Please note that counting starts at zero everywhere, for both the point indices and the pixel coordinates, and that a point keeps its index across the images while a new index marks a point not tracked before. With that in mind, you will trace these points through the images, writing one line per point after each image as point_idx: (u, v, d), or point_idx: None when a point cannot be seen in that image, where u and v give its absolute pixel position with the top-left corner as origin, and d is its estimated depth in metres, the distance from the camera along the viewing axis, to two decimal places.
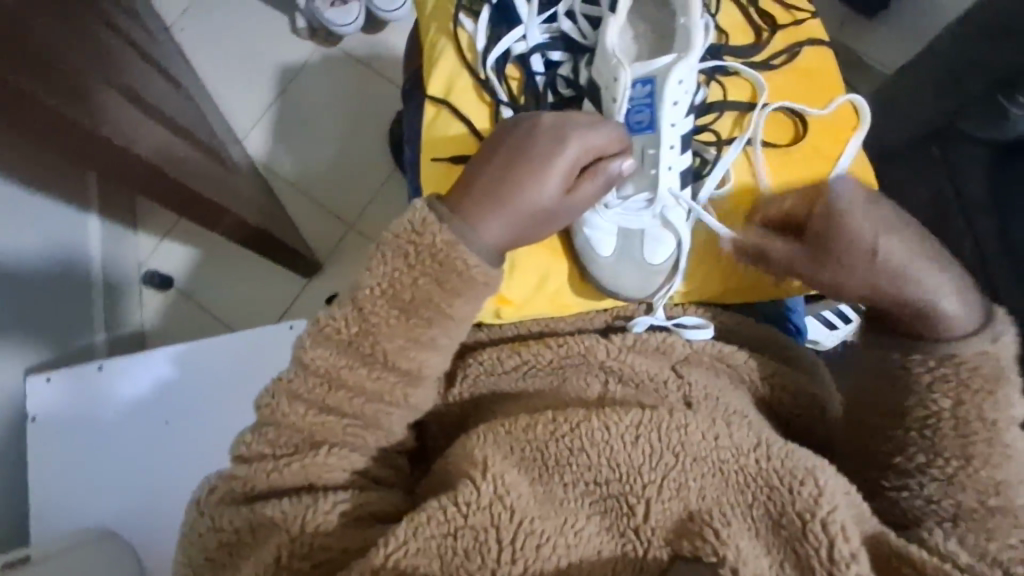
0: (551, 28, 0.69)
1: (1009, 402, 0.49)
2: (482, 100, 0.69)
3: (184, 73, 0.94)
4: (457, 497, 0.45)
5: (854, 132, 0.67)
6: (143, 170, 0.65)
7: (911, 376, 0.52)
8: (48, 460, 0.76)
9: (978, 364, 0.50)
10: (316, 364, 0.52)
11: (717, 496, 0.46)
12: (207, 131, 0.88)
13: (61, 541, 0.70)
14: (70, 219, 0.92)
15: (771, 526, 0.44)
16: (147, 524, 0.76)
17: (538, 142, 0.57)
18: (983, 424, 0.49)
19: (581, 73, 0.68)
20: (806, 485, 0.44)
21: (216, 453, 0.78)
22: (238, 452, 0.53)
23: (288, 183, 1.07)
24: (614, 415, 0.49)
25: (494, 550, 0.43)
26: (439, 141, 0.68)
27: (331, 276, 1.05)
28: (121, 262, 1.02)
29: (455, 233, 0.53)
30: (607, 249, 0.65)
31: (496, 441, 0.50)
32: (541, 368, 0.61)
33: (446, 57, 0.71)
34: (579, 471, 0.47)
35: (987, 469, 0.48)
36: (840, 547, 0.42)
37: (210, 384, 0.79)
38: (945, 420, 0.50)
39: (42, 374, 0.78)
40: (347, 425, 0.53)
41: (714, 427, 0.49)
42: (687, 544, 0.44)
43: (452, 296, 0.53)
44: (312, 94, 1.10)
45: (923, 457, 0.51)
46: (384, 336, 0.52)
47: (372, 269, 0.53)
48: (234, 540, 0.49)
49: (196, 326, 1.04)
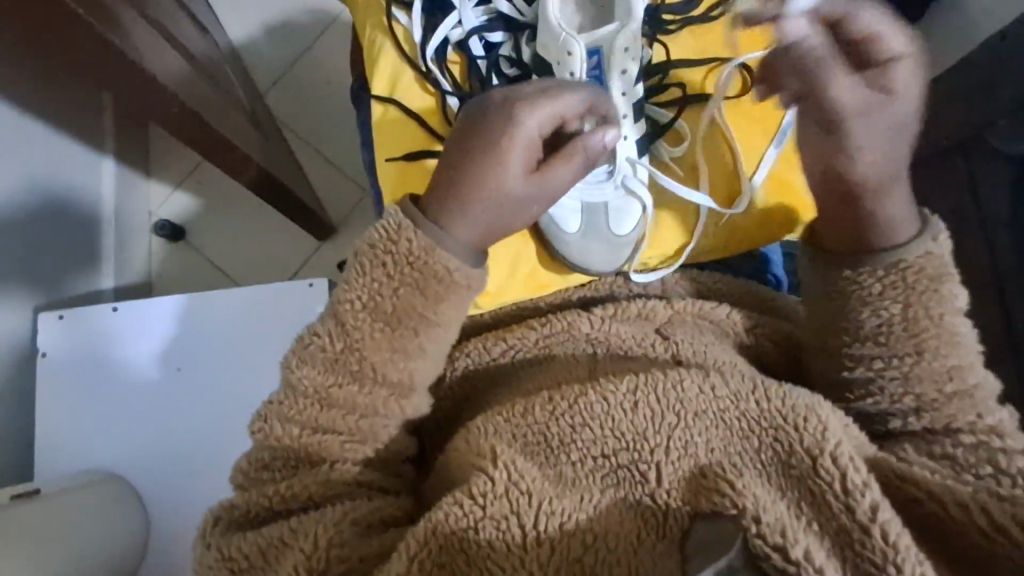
0: (487, 10, 0.71)
1: (951, 294, 0.52)
2: (426, 92, 0.69)
3: (207, 14, 0.94)
4: (472, 491, 0.46)
5: None
6: (176, 109, 0.67)
7: (863, 290, 0.54)
8: (57, 400, 0.77)
9: (922, 267, 0.52)
10: (306, 386, 0.53)
11: (724, 447, 0.46)
12: (226, 73, 0.87)
13: (70, 480, 0.72)
14: (84, 160, 0.92)
15: (782, 468, 0.45)
16: (153, 472, 0.77)
17: (495, 127, 0.55)
18: (930, 319, 0.52)
19: (522, 50, 0.70)
20: (810, 421, 0.45)
21: (224, 403, 0.77)
22: (235, 480, 0.54)
23: (292, 129, 1.08)
24: (610, 386, 0.50)
25: (517, 534, 0.44)
26: (389, 139, 0.68)
27: (345, 240, 1.05)
28: (131, 208, 1.01)
29: (430, 237, 0.53)
30: (572, 226, 0.66)
31: (497, 430, 0.51)
32: (528, 350, 0.62)
33: (384, 54, 0.70)
34: (583, 447, 0.48)
35: (940, 358, 0.51)
36: (852, 477, 0.42)
37: (205, 338, 0.78)
38: (897, 324, 0.52)
39: (56, 312, 0.79)
40: (344, 441, 0.53)
41: (707, 379, 0.50)
42: (705, 500, 0.43)
43: (437, 302, 0.54)
44: (329, 56, 1.09)
45: (881, 363, 0.53)
46: (368, 350, 0.53)
47: (353, 281, 0.54)
48: (245, 566, 0.48)
49: (203, 279, 1.04)
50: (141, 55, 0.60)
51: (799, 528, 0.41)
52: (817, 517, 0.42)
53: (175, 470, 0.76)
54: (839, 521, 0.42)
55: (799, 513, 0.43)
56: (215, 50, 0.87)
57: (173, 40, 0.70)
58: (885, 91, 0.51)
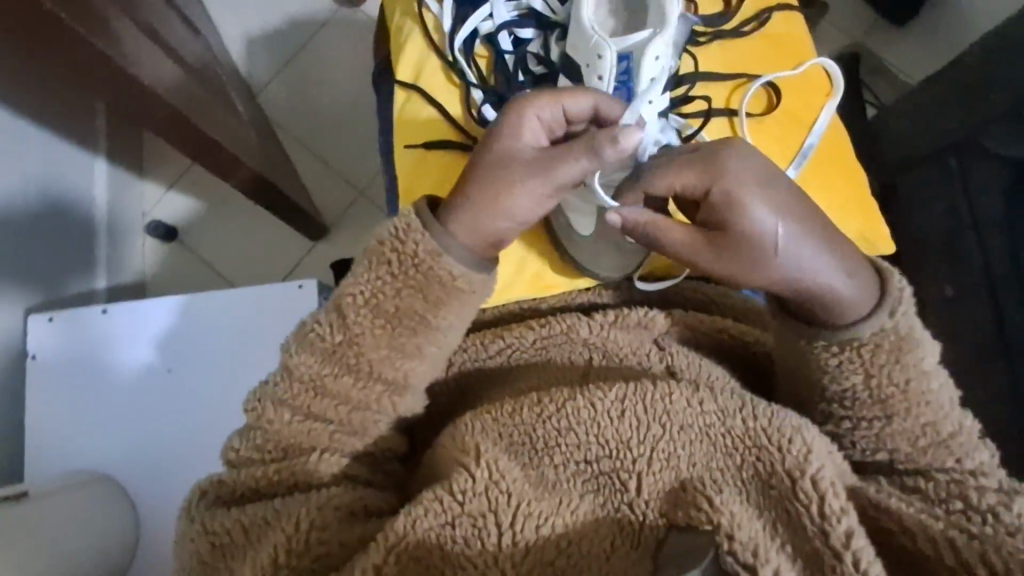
0: (519, 6, 0.69)
1: (920, 357, 0.48)
2: (450, 81, 0.68)
3: (201, 16, 0.94)
4: (452, 487, 0.45)
5: (828, 98, 0.68)
6: (165, 112, 0.67)
7: (821, 360, 0.49)
8: (46, 401, 0.77)
9: (877, 344, 0.48)
10: (302, 371, 0.52)
11: (706, 462, 0.45)
12: (219, 76, 0.87)
13: (60, 481, 0.72)
14: (77, 161, 0.93)
15: (760, 488, 0.44)
16: (142, 474, 0.77)
17: (498, 125, 0.53)
18: (898, 389, 0.48)
19: (551, 49, 0.67)
20: (794, 444, 0.45)
21: (213, 407, 0.78)
22: (227, 457, 0.53)
23: (286, 131, 1.08)
24: (599, 392, 0.49)
25: (493, 535, 0.43)
26: (410, 128, 0.68)
27: (332, 245, 1.05)
28: (124, 209, 1.02)
29: (437, 242, 0.51)
30: (585, 228, 0.63)
31: (484, 428, 0.49)
32: (525, 351, 0.59)
33: (412, 41, 0.70)
34: (567, 451, 0.47)
35: (912, 417, 0.49)
36: (830, 502, 0.42)
37: (195, 344, 0.78)
38: (861, 391, 0.49)
39: (46, 314, 0.79)
40: (334, 432, 0.52)
41: (697, 394, 0.48)
42: (682, 514, 0.43)
43: (436, 306, 0.52)
44: (328, 54, 1.09)
45: (850, 423, 0.50)
46: (368, 346, 0.52)
47: (358, 275, 0.52)
48: (226, 541, 0.48)
49: (197, 279, 1.04)
50: (130, 60, 0.60)
51: (773, 550, 0.41)
52: (790, 538, 0.42)
53: (162, 472, 0.77)
54: (811, 544, 0.42)
55: (774, 533, 0.42)
56: (209, 53, 0.87)
57: (163, 43, 0.70)
58: (732, 227, 0.46)
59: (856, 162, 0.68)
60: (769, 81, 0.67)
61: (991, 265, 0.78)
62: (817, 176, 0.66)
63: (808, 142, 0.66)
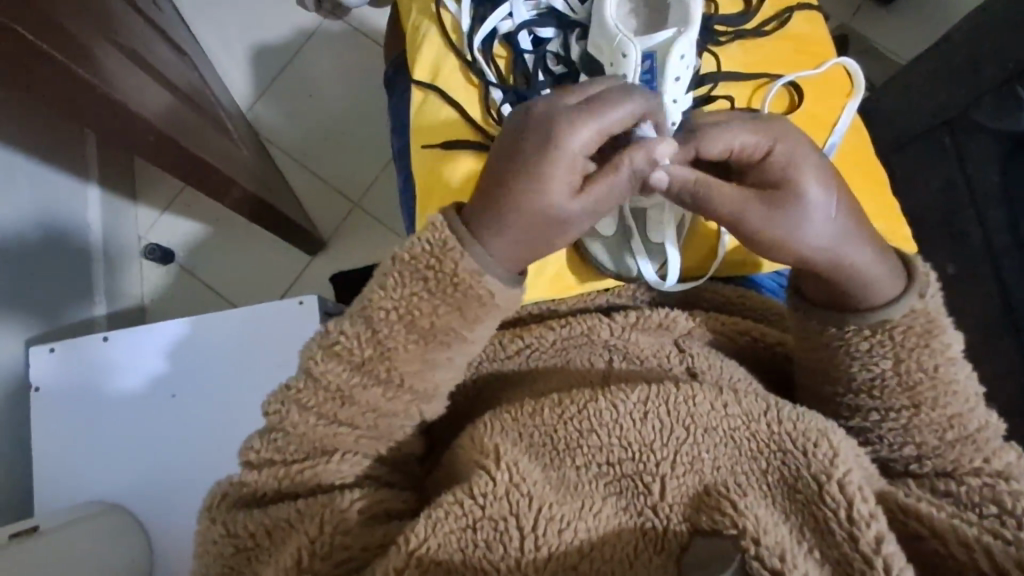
0: (539, 5, 0.67)
1: (947, 344, 0.48)
2: (469, 82, 0.67)
3: (186, 39, 0.93)
4: (473, 489, 0.43)
5: (849, 99, 0.66)
6: (155, 140, 0.66)
7: (850, 346, 0.49)
8: (50, 432, 0.77)
9: (908, 325, 0.48)
10: (328, 380, 0.49)
11: (731, 465, 0.44)
12: (207, 97, 0.87)
13: (69, 513, 0.71)
14: (70, 188, 0.93)
15: (787, 492, 0.43)
16: (149, 501, 0.76)
17: (520, 153, 0.45)
18: (926, 373, 0.47)
19: (572, 48, 0.65)
20: (821, 447, 0.43)
21: (220, 432, 0.77)
22: (246, 458, 0.50)
23: (280, 146, 1.07)
24: (621, 393, 0.46)
25: (515, 539, 0.41)
26: (431, 127, 0.67)
27: (336, 255, 1.05)
28: (118, 235, 1.01)
29: (476, 260, 0.47)
30: (608, 228, 0.62)
31: (504, 429, 0.48)
32: (545, 351, 0.57)
33: (430, 41, 0.69)
34: (589, 453, 0.45)
35: (939, 407, 0.47)
36: (859, 507, 0.40)
37: (202, 368, 0.78)
38: (889, 378, 0.48)
39: (47, 345, 0.78)
40: (359, 437, 0.49)
41: (721, 396, 0.46)
42: (706, 517, 0.42)
43: (472, 323, 0.49)
44: (317, 66, 1.09)
45: (877, 415, 0.49)
46: (401, 360, 0.49)
47: (389, 289, 0.48)
48: (252, 545, 0.46)
49: (199, 302, 1.03)
50: (118, 88, 0.60)
51: (798, 557, 0.40)
52: (818, 544, 0.41)
53: (169, 497, 0.76)
54: (841, 550, 0.40)
55: (801, 538, 0.41)
56: (196, 76, 0.87)
57: (148, 68, 0.69)
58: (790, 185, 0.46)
59: (879, 166, 0.67)
60: (790, 81, 0.66)
61: (991, 239, 0.76)
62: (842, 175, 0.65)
63: (831, 142, 0.64)
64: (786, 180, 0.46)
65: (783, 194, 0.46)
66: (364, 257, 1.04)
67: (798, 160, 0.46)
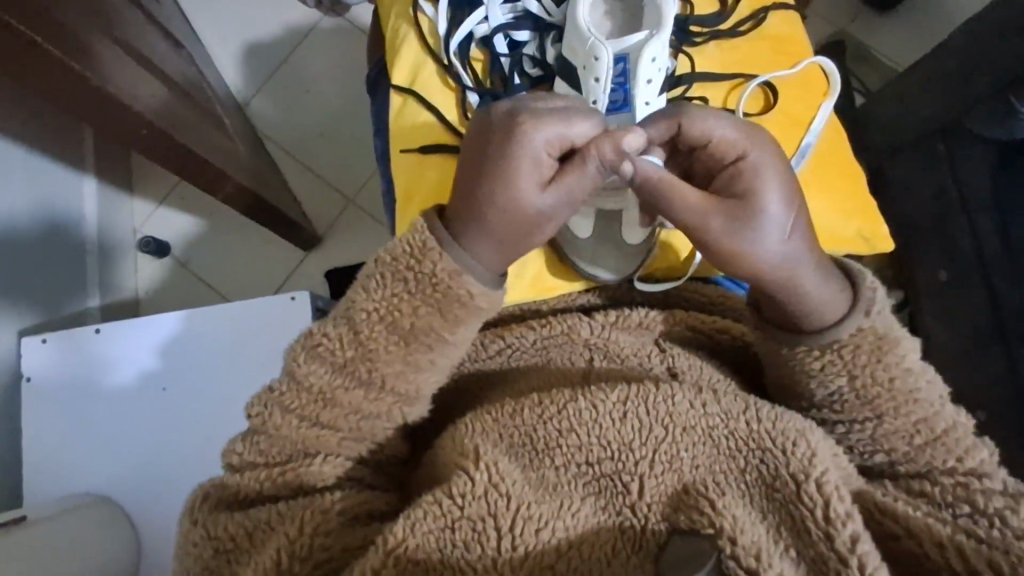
0: (514, 8, 0.67)
1: (902, 354, 0.48)
2: (447, 86, 0.67)
3: (184, 33, 0.93)
4: (451, 489, 0.43)
5: (824, 98, 0.66)
6: (148, 135, 0.66)
7: (804, 365, 0.49)
8: (39, 424, 0.77)
9: (857, 343, 0.47)
10: (311, 381, 0.49)
11: (709, 465, 0.44)
12: (204, 90, 0.87)
13: (57, 504, 0.71)
14: (65, 180, 0.93)
15: (765, 491, 0.43)
16: (137, 496, 0.77)
17: (487, 148, 0.47)
18: (883, 386, 0.47)
19: (547, 51, 0.66)
20: (799, 446, 0.43)
21: (209, 426, 0.77)
22: (229, 461, 0.50)
23: (271, 143, 1.08)
24: (600, 393, 0.47)
25: (492, 538, 0.42)
26: (408, 132, 0.67)
27: (328, 252, 1.05)
28: (114, 228, 1.01)
29: (456, 261, 0.48)
30: (583, 230, 0.61)
31: (484, 430, 0.48)
32: (526, 350, 0.57)
33: (408, 44, 0.69)
34: (568, 452, 0.45)
35: (902, 416, 0.47)
36: (836, 506, 0.41)
37: (190, 364, 0.78)
38: (848, 393, 0.48)
39: (39, 335, 0.79)
40: (342, 438, 0.50)
41: (700, 395, 0.47)
42: (684, 516, 0.42)
43: (455, 325, 0.49)
44: (308, 64, 1.09)
45: (844, 427, 0.49)
46: (382, 362, 0.49)
47: (369, 292, 0.49)
48: (232, 547, 0.46)
49: (192, 299, 1.04)
50: (111, 79, 0.60)
51: (774, 556, 0.40)
52: (794, 542, 0.41)
53: (157, 491, 0.76)
54: (816, 548, 0.41)
55: (778, 538, 0.41)
56: (193, 70, 0.87)
57: (142, 60, 0.69)
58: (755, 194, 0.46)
59: (857, 167, 0.66)
60: (765, 81, 0.66)
61: (979, 243, 0.76)
62: (819, 174, 0.65)
63: (807, 141, 0.64)
64: (750, 189, 0.46)
65: (744, 204, 0.46)
66: (358, 255, 1.05)
67: (767, 168, 0.47)
